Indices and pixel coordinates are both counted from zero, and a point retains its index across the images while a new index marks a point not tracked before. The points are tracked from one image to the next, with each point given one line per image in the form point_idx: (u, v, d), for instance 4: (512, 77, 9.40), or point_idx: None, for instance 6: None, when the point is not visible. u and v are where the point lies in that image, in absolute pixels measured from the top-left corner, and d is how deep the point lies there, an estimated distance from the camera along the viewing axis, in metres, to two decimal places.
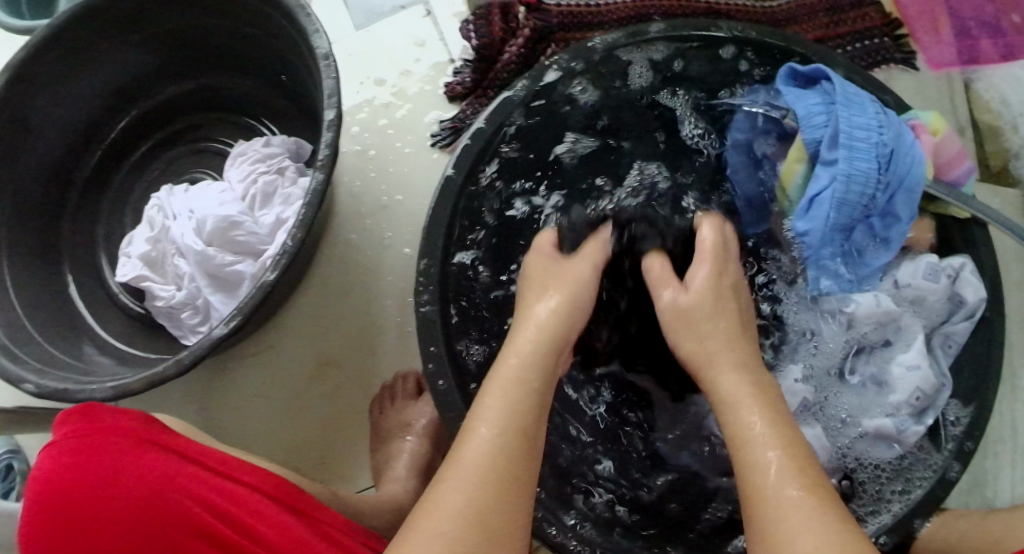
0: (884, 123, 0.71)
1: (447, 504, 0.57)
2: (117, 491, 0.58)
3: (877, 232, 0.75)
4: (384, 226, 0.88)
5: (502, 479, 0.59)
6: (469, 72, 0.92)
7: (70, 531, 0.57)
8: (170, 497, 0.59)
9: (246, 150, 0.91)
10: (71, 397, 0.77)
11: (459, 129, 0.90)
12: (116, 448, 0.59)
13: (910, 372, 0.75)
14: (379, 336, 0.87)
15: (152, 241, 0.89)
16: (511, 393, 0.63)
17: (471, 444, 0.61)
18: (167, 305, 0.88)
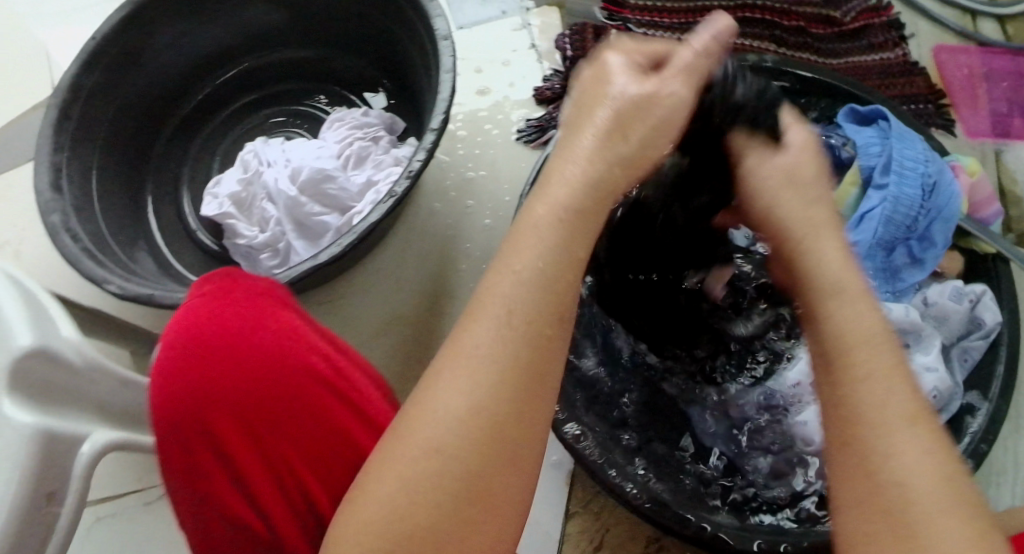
0: (930, 159, 0.83)
1: (453, 403, 0.48)
2: (260, 350, 0.54)
3: (915, 253, 0.84)
4: (467, 198, 0.94)
5: (514, 383, 0.48)
6: (559, 80, 1.00)
7: (214, 383, 0.52)
8: (308, 357, 0.56)
9: (344, 117, 0.98)
10: (157, 304, 0.80)
11: (544, 128, 0.97)
12: (255, 301, 0.56)
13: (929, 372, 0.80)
14: (448, 301, 0.91)
15: (243, 182, 0.94)
16: None
17: (479, 337, 0.49)
18: (249, 245, 0.92)
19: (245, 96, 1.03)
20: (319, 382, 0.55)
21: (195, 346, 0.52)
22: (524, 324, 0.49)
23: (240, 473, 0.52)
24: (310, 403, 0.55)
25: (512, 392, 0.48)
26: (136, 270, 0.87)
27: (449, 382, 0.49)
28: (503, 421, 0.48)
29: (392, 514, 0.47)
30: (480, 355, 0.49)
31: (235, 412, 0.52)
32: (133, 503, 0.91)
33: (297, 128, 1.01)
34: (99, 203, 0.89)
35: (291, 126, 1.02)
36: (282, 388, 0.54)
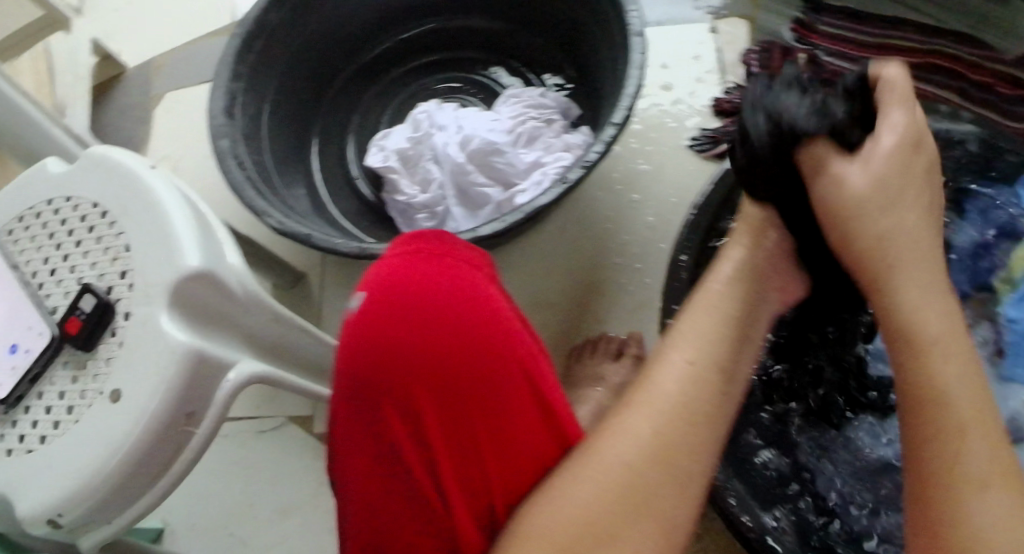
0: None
1: (633, 425, 0.51)
2: (466, 317, 0.50)
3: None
4: (633, 190, 0.94)
5: (684, 417, 0.52)
6: (740, 95, 0.97)
7: (416, 347, 0.49)
8: (504, 333, 0.51)
9: (520, 94, 0.97)
10: (313, 244, 0.80)
11: (719, 141, 0.95)
12: (454, 264, 0.52)
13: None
14: (595, 294, 0.91)
15: (413, 140, 0.93)
16: (712, 322, 0.56)
17: (662, 375, 0.54)
18: (407, 202, 0.91)
19: (424, 56, 1.03)
20: (515, 367, 0.51)
21: (392, 304, 0.50)
22: (693, 371, 0.54)
23: (420, 438, 0.50)
24: (502, 383, 0.50)
25: (686, 424, 0.52)
26: (295, 205, 0.88)
27: (632, 418, 0.52)
28: (674, 446, 0.51)
29: (578, 524, 0.48)
30: (660, 392, 0.53)
31: (430, 383, 0.49)
32: (246, 427, 0.93)
33: (470, 95, 1.01)
34: (268, 136, 0.90)
35: (464, 93, 1.02)
36: (474, 363, 0.49)
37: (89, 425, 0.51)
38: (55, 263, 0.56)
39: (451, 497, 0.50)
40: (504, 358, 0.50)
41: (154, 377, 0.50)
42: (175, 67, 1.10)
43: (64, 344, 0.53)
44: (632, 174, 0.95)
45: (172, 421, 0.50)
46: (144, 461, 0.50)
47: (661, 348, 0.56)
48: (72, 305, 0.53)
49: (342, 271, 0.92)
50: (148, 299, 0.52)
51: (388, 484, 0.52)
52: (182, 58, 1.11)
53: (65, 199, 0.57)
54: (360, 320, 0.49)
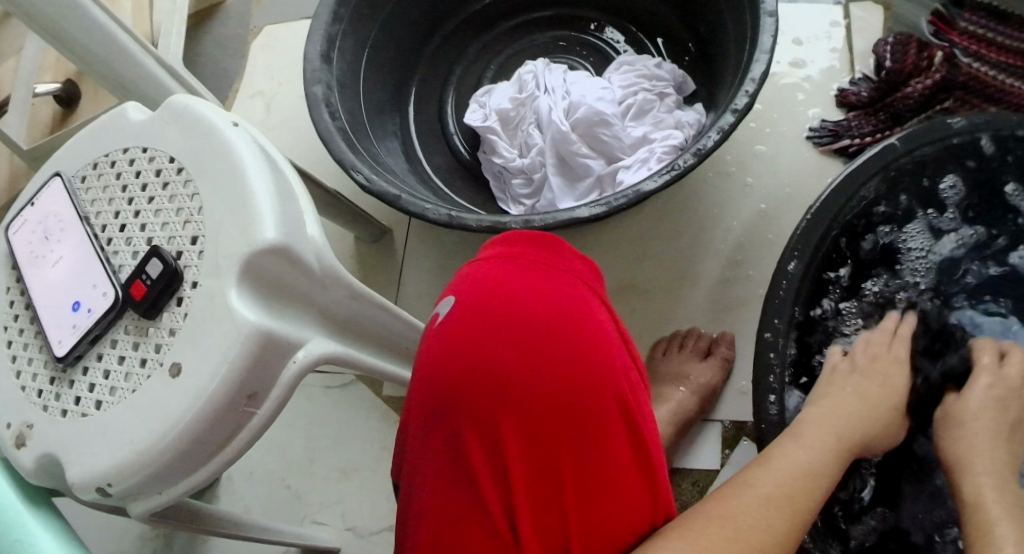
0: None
1: (767, 492, 0.55)
2: (558, 327, 0.53)
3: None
4: (748, 173, 0.89)
5: (811, 497, 0.56)
6: (868, 87, 0.91)
7: (506, 349, 0.53)
8: (588, 351, 0.53)
9: (634, 62, 0.90)
10: (399, 205, 0.78)
11: (839, 135, 0.90)
12: (549, 276, 0.55)
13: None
14: (688, 287, 0.84)
15: (516, 101, 0.88)
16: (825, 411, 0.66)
17: (789, 454, 0.59)
18: (503, 166, 0.86)
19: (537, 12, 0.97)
20: (599, 386, 0.53)
21: (481, 305, 0.54)
22: (822, 452, 0.60)
23: (498, 439, 0.52)
24: (586, 399, 0.52)
25: (807, 499, 0.56)
26: (385, 160, 0.85)
27: (767, 489, 0.55)
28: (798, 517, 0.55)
29: None
30: (786, 468, 0.57)
31: (516, 389, 0.52)
32: (315, 382, 0.91)
33: (579, 57, 0.95)
34: (366, 86, 0.86)
35: (574, 54, 0.96)
36: (553, 376, 0.52)
37: (147, 398, 0.48)
38: (125, 218, 0.53)
39: (517, 513, 0.52)
40: (585, 375, 0.52)
41: (216, 354, 0.47)
42: (277, 1, 1.06)
43: (126, 308, 0.50)
44: (744, 162, 0.89)
45: (231, 402, 0.48)
46: (199, 440, 0.48)
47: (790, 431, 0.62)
48: (137, 269, 0.50)
49: (428, 232, 0.89)
50: (216, 271, 0.49)
51: (455, 493, 0.52)
52: None
53: (141, 150, 0.54)
54: (463, 318, 0.54)
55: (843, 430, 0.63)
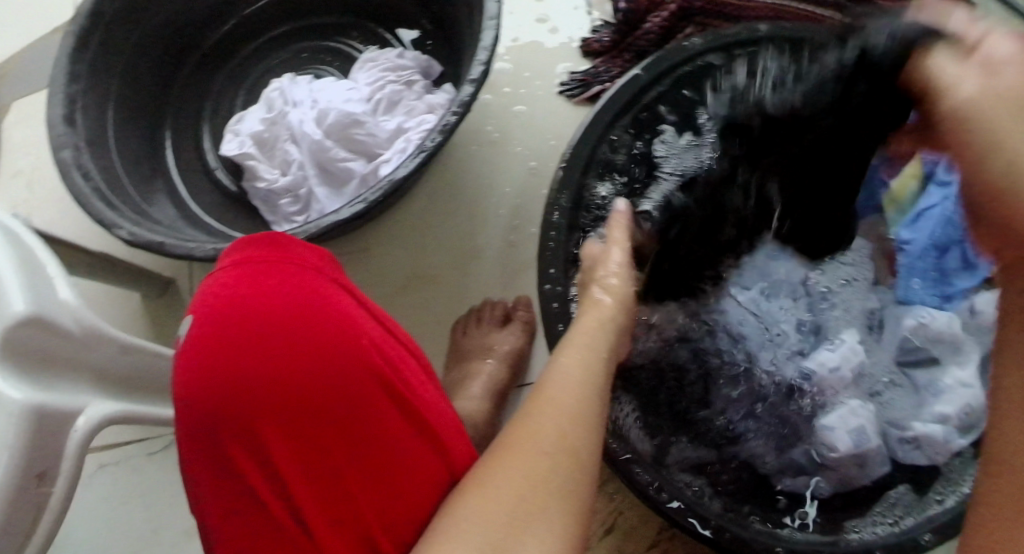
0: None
1: (542, 415, 0.58)
2: (316, 318, 0.55)
3: (971, 257, 0.80)
4: (515, 139, 0.90)
5: (586, 406, 0.60)
6: (609, 32, 0.93)
7: (265, 346, 0.53)
8: (348, 342, 0.55)
9: (377, 58, 0.91)
10: (169, 251, 0.76)
11: (589, 83, 0.92)
12: (292, 275, 0.56)
13: (963, 387, 0.77)
14: (475, 261, 0.86)
15: (267, 121, 0.88)
16: (582, 348, 0.65)
17: (551, 376, 0.62)
18: (268, 188, 0.87)
19: (277, 28, 0.96)
20: (364, 366, 0.55)
21: (231, 309, 0.53)
22: (581, 367, 0.63)
23: (274, 435, 0.53)
24: (356, 382, 0.55)
25: (576, 408, 0.59)
26: (148, 210, 0.83)
27: (544, 419, 0.58)
28: (576, 428, 0.58)
29: (502, 518, 0.52)
30: (552, 392, 0.60)
31: (279, 384, 0.53)
32: (135, 452, 0.88)
33: (326, 64, 0.95)
34: (115, 139, 0.84)
35: (320, 62, 0.95)
36: (319, 366, 0.54)
37: None
38: None
39: (302, 501, 0.54)
40: (348, 357, 0.55)
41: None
42: (18, 76, 1.02)
43: None
44: (505, 128, 0.91)
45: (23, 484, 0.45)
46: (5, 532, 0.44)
47: (552, 363, 0.64)
48: None
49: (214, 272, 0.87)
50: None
51: (233, 496, 0.54)
52: (25, 65, 1.03)
53: None
54: (213, 326, 0.52)
55: (597, 338, 0.67)
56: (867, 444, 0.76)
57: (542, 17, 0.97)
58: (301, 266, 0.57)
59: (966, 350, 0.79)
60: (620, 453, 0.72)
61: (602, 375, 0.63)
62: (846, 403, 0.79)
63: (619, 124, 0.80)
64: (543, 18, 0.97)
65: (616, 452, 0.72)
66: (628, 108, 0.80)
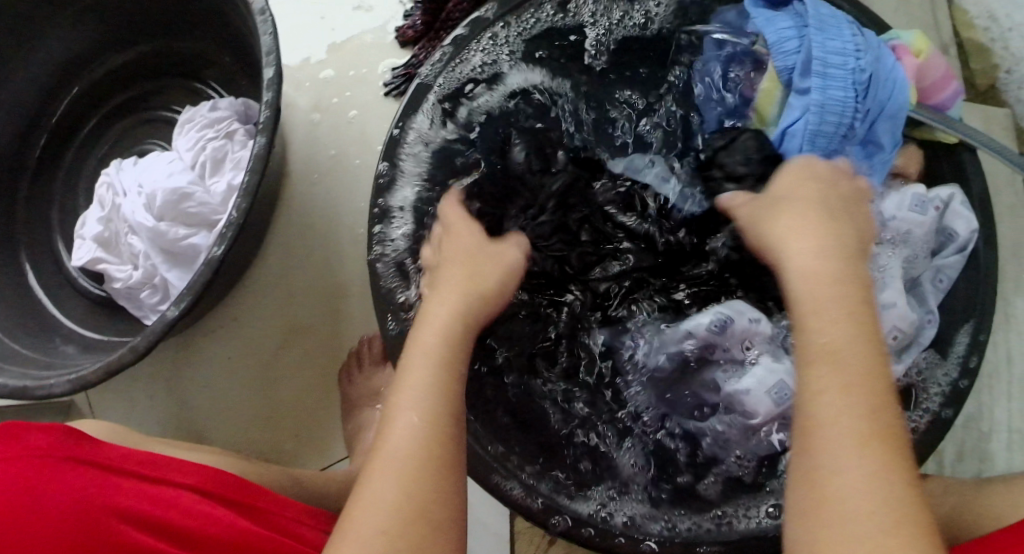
0: (862, 46, 0.67)
1: (381, 486, 0.52)
2: (68, 503, 0.57)
3: (859, 162, 0.69)
4: (353, 155, 0.85)
5: (435, 471, 0.53)
6: (420, 14, 0.85)
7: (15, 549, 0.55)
8: (107, 520, 0.57)
9: (193, 117, 0.87)
10: (33, 394, 0.74)
11: (412, 75, 0.85)
12: (29, 470, 0.57)
13: (886, 309, 0.68)
14: (344, 302, 0.83)
15: (104, 221, 0.86)
16: (431, 374, 0.56)
17: (392, 432, 0.54)
18: (126, 286, 0.85)
19: (99, 110, 0.93)
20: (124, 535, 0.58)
21: None
22: (433, 408, 0.54)
23: None
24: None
25: (424, 478, 0.52)
26: (31, 353, 0.81)
27: (379, 483, 0.52)
28: (431, 499, 0.52)
29: None
30: (395, 458, 0.53)
31: None
32: None
33: (154, 137, 0.92)
34: None
35: (147, 135, 0.93)
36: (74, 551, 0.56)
37: None
38: None
39: None
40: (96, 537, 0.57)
41: None
42: None
43: None
44: (338, 155, 0.85)
45: None
46: None
47: (390, 406, 0.55)
48: None
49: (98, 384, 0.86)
50: None
51: None
52: None
53: None
54: None
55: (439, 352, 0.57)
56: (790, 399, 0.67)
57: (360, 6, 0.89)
58: (36, 455, 0.58)
59: (883, 263, 0.69)
60: (527, 501, 0.64)
61: (452, 403, 0.55)
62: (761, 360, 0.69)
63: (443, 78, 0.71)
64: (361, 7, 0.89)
65: (522, 501, 0.64)
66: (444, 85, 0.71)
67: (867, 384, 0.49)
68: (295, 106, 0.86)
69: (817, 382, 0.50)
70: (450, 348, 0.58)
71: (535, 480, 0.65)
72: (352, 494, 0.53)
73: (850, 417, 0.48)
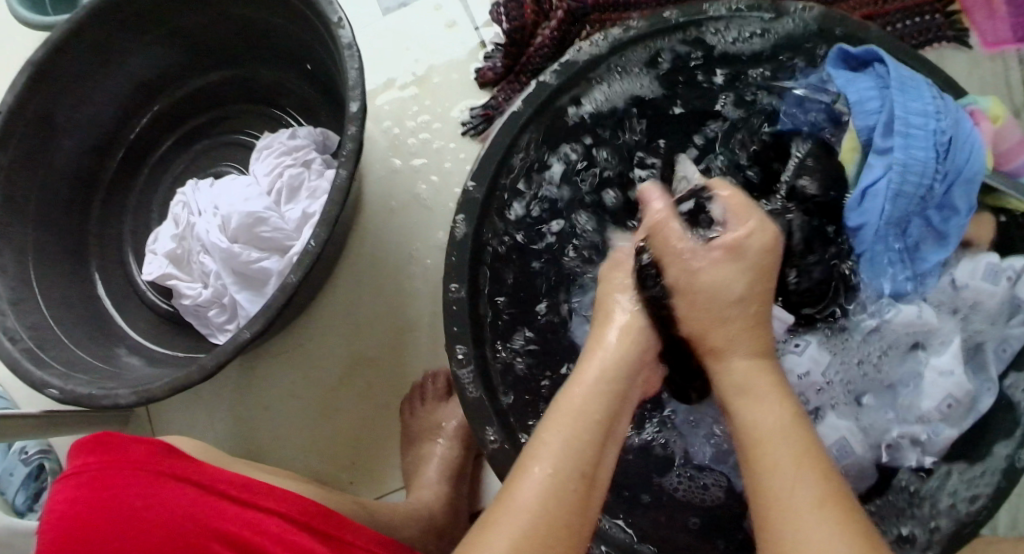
0: (943, 111, 0.67)
1: (490, 546, 0.51)
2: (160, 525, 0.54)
3: (935, 225, 0.69)
4: (427, 191, 0.87)
5: (563, 527, 0.53)
6: (501, 56, 0.87)
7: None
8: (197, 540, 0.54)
9: (272, 143, 0.89)
10: (100, 404, 0.74)
11: (490, 116, 0.86)
12: (131, 478, 0.55)
13: (942, 377, 0.68)
14: (410, 334, 0.84)
15: (177, 238, 0.88)
16: (574, 439, 0.56)
17: (520, 489, 0.54)
18: (194, 304, 0.86)
19: (178, 128, 0.96)
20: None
21: (86, 534, 0.53)
22: (579, 452, 0.56)
23: None
24: None
25: (552, 542, 0.52)
26: (87, 357, 0.82)
27: (494, 544, 0.51)
28: (543, 550, 0.51)
29: None
30: (521, 511, 0.52)
31: None
32: None
33: (230, 160, 0.95)
34: (40, 290, 0.83)
35: (223, 157, 0.95)
36: None
37: None
38: None
39: None
40: None
41: None
42: None
43: None
44: (408, 187, 0.87)
45: None
46: None
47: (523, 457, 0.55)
48: None
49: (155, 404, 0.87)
50: None
51: None
52: None
53: None
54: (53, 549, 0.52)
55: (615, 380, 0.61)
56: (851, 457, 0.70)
57: (441, 43, 0.91)
58: (134, 467, 0.55)
59: (944, 333, 0.69)
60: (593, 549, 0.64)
61: (587, 465, 0.55)
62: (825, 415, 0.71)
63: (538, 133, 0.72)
64: (442, 44, 0.91)
65: (590, 551, 0.64)
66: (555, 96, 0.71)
67: (817, 497, 0.51)
68: (373, 137, 0.89)
69: (776, 480, 0.53)
70: (625, 375, 0.61)
71: (598, 529, 0.65)
72: (473, 531, 0.53)
73: (820, 525, 0.50)
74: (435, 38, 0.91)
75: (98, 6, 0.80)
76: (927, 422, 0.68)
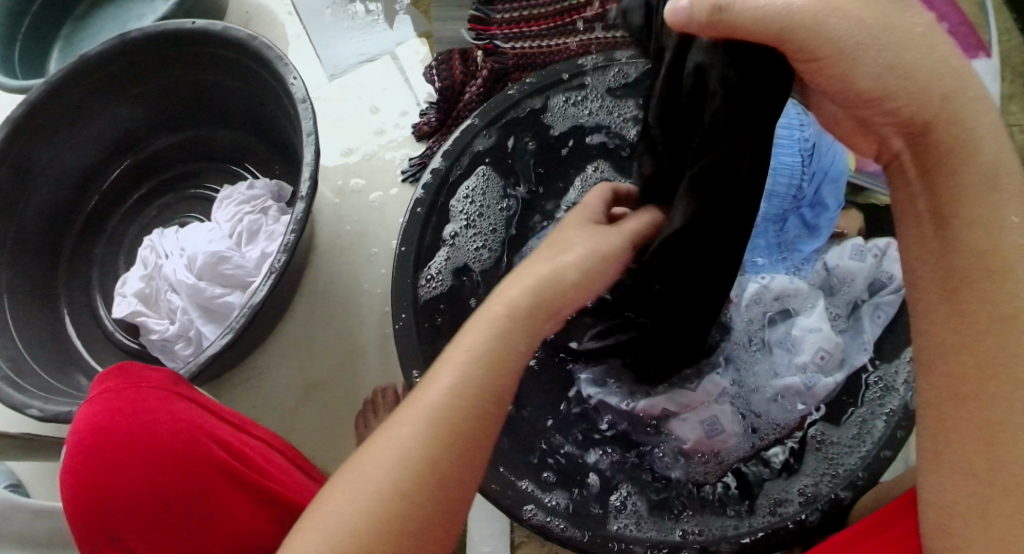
0: (807, 120, 0.76)
1: (398, 438, 0.53)
2: (154, 431, 0.66)
3: (808, 221, 0.82)
4: (373, 228, 0.98)
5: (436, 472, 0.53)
6: (434, 113, 1.00)
7: (114, 466, 0.65)
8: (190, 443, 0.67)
9: (232, 194, 1.00)
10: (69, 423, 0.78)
11: (426, 164, 0.99)
12: (146, 395, 0.68)
13: (812, 333, 0.79)
14: (361, 357, 0.93)
15: (146, 278, 0.97)
16: (437, 418, 0.54)
17: (381, 449, 0.53)
18: (161, 338, 0.94)
19: (142, 184, 1.07)
20: (201, 468, 0.66)
21: (102, 437, 0.65)
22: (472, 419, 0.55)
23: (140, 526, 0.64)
24: (189, 489, 0.65)
25: (452, 452, 0.53)
26: (54, 383, 0.88)
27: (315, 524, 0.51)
28: (423, 510, 0.52)
29: None
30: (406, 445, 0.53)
31: (127, 485, 0.64)
32: None
33: (191, 212, 1.06)
34: (15, 322, 0.90)
35: (185, 209, 1.07)
36: (165, 475, 0.65)
37: None
38: None
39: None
40: (177, 477, 0.65)
41: None
42: None
43: None
44: (360, 224, 0.99)
45: None
46: None
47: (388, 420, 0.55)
48: None
49: None
50: None
51: None
52: None
53: None
54: (80, 450, 0.65)
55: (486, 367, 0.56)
56: (720, 432, 0.77)
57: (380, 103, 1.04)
58: (148, 387, 0.68)
59: (813, 298, 0.81)
60: (530, 515, 0.70)
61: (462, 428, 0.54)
62: (700, 398, 0.79)
63: (457, 156, 0.84)
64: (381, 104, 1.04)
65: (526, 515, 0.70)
66: (479, 138, 0.85)
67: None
68: (328, 183, 1.01)
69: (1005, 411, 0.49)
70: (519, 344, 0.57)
71: (551, 507, 0.72)
72: (387, 420, 0.55)
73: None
74: (382, 98, 1.05)
75: (73, 68, 0.90)
76: (805, 373, 0.79)
